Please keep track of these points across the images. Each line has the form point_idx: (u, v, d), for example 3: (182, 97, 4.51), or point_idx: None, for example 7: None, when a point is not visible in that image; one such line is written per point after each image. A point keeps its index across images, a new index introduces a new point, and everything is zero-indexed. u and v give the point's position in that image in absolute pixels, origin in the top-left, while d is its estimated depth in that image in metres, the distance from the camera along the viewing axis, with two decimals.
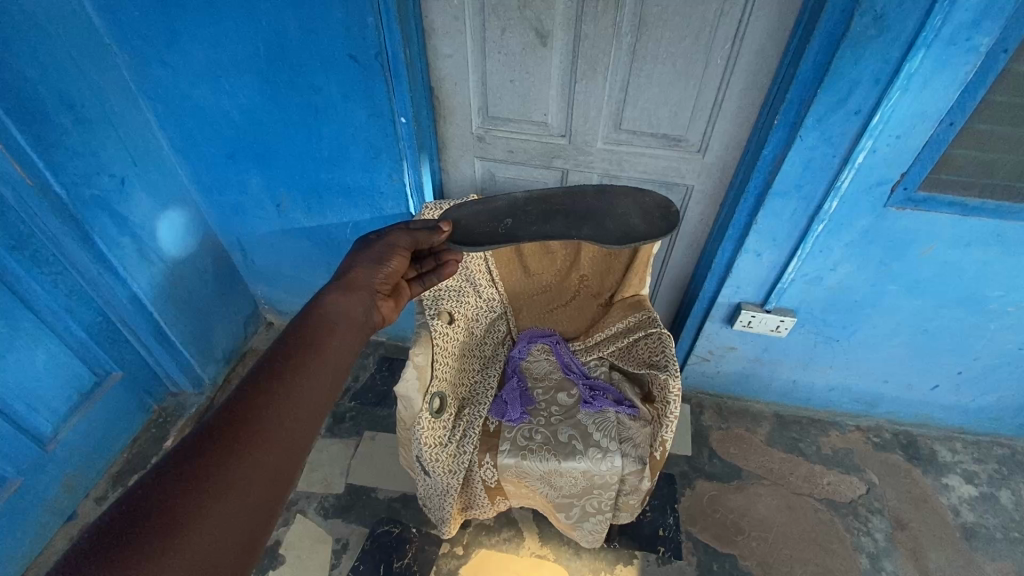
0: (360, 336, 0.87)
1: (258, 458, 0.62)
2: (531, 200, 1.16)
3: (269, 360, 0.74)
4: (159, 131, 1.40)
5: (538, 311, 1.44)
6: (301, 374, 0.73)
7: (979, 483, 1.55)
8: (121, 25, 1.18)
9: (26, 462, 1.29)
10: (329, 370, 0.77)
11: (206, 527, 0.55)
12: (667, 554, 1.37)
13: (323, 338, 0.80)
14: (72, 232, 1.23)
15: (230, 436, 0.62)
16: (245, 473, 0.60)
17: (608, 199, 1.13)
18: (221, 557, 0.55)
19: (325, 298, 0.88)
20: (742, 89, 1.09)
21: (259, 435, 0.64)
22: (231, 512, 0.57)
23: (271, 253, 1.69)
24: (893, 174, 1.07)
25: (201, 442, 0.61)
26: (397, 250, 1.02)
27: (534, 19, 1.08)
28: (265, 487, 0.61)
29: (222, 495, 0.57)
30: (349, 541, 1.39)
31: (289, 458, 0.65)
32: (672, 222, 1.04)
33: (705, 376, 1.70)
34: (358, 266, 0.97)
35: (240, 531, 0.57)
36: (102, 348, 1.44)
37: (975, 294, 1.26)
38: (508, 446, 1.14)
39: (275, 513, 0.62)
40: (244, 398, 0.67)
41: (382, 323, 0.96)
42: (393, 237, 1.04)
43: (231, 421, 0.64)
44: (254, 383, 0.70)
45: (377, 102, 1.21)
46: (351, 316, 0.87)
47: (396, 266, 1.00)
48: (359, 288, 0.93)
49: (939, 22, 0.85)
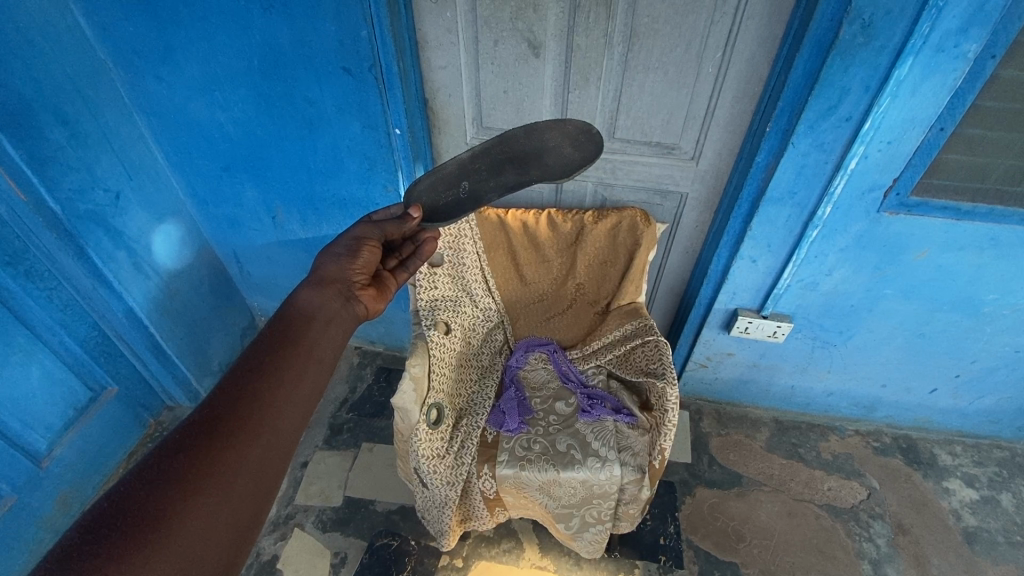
0: (341, 327, 0.86)
1: (242, 452, 0.63)
2: (478, 154, 1.06)
3: (251, 355, 0.74)
4: (154, 145, 1.40)
5: (535, 320, 1.44)
6: (284, 366, 0.73)
7: (980, 487, 1.54)
8: (115, 40, 1.19)
9: (21, 479, 1.28)
10: (312, 363, 0.77)
11: (193, 520, 0.56)
12: (668, 563, 1.36)
13: (303, 331, 0.80)
14: (66, 246, 1.23)
15: (214, 431, 0.63)
16: (230, 466, 0.61)
17: (538, 135, 1.05)
18: (209, 549, 0.56)
19: (298, 295, 0.87)
20: (734, 96, 1.10)
21: (243, 428, 0.64)
22: (217, 504, 0.58)
23: (267, 265, 1.69)
24: (886, 180, 1.08)
25: (185, 438, 0.61)
26: (366, 242, 0.98)
27: (527, 30, 1.09)
28: (251, 477, 0.62)
29: (207, 488, 0.58)
30: (347, 554, 1.37)
31: (275, 448, 0.66)
32: (598, 144, 1.02)
33: (704, 382, 1.69)
34: (328, 261, 0.94)
35: (228, 523, 0.58)
36: (97, 362, 1.43)
37: (970, 297, 1.26)
38: (507, 457, 1.13)
39: (265, 503, 0.63)
40: (229, 393, 0.68)
41: (365, 315, 0.93)
42: (364, 231, 0.99)
43: (215, 415, 0.65)
44: (238, 378, 0.70)
45: (372, 114, 1.22)
46: (328, 308, 0.86)
47: (369, 256, 0.96)
48: (332, 281, 0.91)
49: (927, 29, 0.86)
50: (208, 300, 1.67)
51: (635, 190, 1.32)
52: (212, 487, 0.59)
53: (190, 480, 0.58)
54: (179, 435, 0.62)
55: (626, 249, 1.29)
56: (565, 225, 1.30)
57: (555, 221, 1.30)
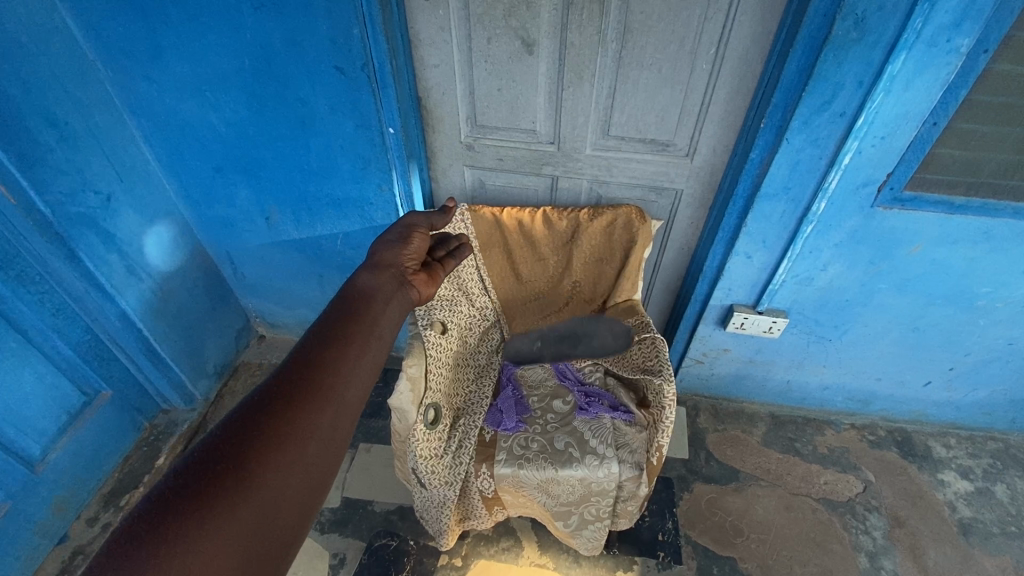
0: (398, 307, 0.91)
1: (314, 416, 0.65)
2: None
3: (318, 329, 0.78)
4: (145, 146, 1.39)
5: (531, 318, 1.44)
6: (348, 339, 0.76)
7: (974, 478, 1.55)
8: (104, 41, 1.17)
9: (15, 486, 1.27)
10: (372, 338, 0.80)
11: (272, 476, 0.59)
12: (667, 558, 1.36)
13: (363, 309, 0.84)
14: (57, 250, 1.22)
15: (288, 395, 0.66)
16: (302, 429, 0.63)
17: None
18: (285, 504, 0.58)
19: (358, 277, 0.92)
20: (728, 93, 1.10)
21: (313, 394, 0.67)
22: (291, 463, 0.61)
23: (261, 266, 1.68)
24: (879, 175, 1.08)
25: (262, 401, 0.65)
26: (417, 230, 1.08)
27: (520, 28, 1.08)
28: (322, 441, 0.64)
29: (283, 447, 0.61)
30: (346, 555, 1.37)
31: (342, 416, 0.68)
32: None
33: (700, 379, 1.70)
34: (383, 247, 1.02)
35: (302, 481, 0.61)
36: (91, 366, 1.42)
37: (964, 291, 1.27)
38: (504, 456, 1.13)
39: (334, 466, 0.65)
40: (300, 362, 0.71)
41: (418, 300, 1.00)
42: (412, 221, 1.11)
43: (288, 381, 0.68)
44: (308, 349, 0.73)
45: (365, 113, 1.21)
46: (384, 290, 0.92)
47: (418, 245, 1.05)
48: (390, 267, 0.97)
49: (920, 24, 0.86)
50: (202, 302, 1.66)
51: (630, 188, 1.32)
52: (287, 448, 0.61)
53: (268, 439, 0.61)
54: (258, 398, 0.65)
55: (622, 247, 1.29)
56: (560, 223, 1.29)
57: (550, 220, 1.29)
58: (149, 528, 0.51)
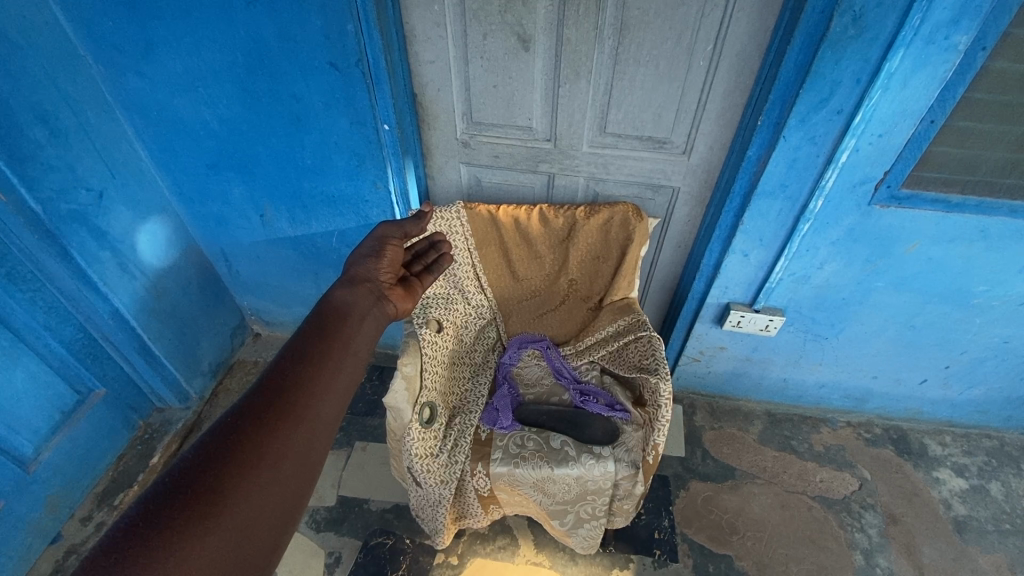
0: (374, 323, 0.92)
1: (289, 435, 0.66)
2: None
3: (293, 348, 0.78)
4: (137, 141, 1.37)
5: (528, 316, 1.44)
6: (322, 358, 0.78)
7: (970, 475, 1.56)
8: (95, 35, 1.15)
9: (6, 484, 1.26)
10: (347, 356, 0.81)
11: (246, 496, 0.59)
12: (663, 556, 1.36)
13: (339, 326, 0.85)
14: (49, 248, 1.20)
15: (262, 416, 0.66)
16: (276, 449, 0.64)
17: None
18: (260, 525, 0.59)
19: (334, 292, 0.93)
20: (726, 89, 1.09)
21: (288, 414, 0.68)
22: (267, 483, 0.61)
23: (256, 263, 1.66)
24: (877, 173, 1.08)
25: (234, 423, 0.65)
26: (389, 242, 1.07)
27: (516, 23, 1.08)
28: (297, 460, 0.65)
29: (257, 467, 0.62)
30: (341, 554, 1.36)
31: (317, 435, 0.69)
32: None
33: (696, 377, 1.70)
34: (356, 262, 1.02)
35: (277, 502, 0.61)
36: (84, 365, 1.40)
37: (962, 289, 1.27)
38: (500, 455, 1.13)
39: (308, 485, 0.66)
40: (274, 381, 0.71)
41: (395, 313, 1.00)
42: (386, 230, 1.09)
43: (263, 401, 0.68)
44: (282, 369, 0.74)
45: (360, 111, 1.20)
46: (361, 304, 0.92)
47: (392, 258, 1.05)
48: (364, 281, 0.98)
49: (917, 21, 0.85)
50: (196, 300, 1.65)
51: (628, 185, 1.31)
52: (262, 469, 0.62)
53: (242, 460, 0.61)
54: (232, 419, 0.65)
55: (619, 245, 1.29)
56: (556, 221, 1.28)
57: (547, 217, 1.28)
58: (119, 553, 0.50)
